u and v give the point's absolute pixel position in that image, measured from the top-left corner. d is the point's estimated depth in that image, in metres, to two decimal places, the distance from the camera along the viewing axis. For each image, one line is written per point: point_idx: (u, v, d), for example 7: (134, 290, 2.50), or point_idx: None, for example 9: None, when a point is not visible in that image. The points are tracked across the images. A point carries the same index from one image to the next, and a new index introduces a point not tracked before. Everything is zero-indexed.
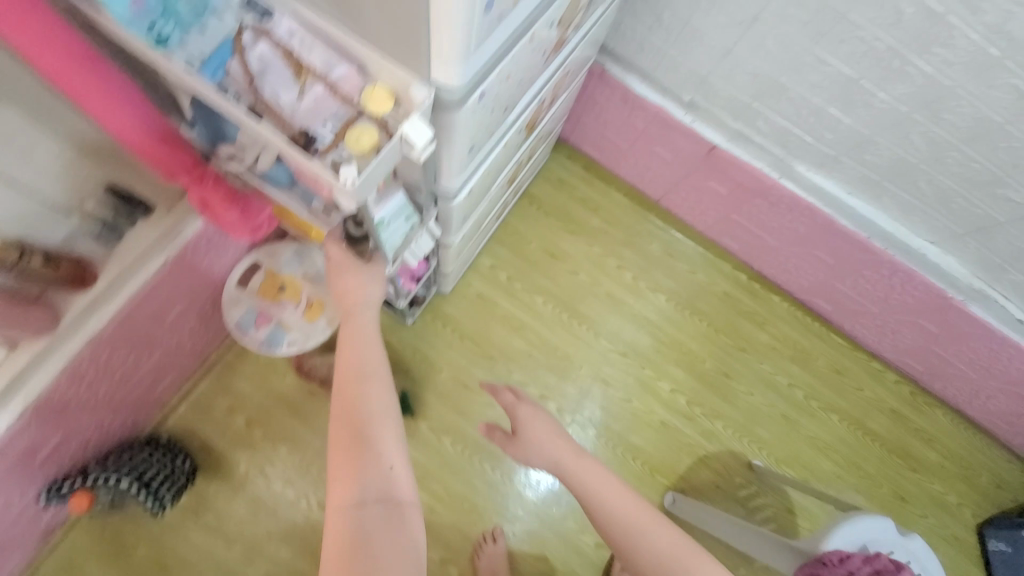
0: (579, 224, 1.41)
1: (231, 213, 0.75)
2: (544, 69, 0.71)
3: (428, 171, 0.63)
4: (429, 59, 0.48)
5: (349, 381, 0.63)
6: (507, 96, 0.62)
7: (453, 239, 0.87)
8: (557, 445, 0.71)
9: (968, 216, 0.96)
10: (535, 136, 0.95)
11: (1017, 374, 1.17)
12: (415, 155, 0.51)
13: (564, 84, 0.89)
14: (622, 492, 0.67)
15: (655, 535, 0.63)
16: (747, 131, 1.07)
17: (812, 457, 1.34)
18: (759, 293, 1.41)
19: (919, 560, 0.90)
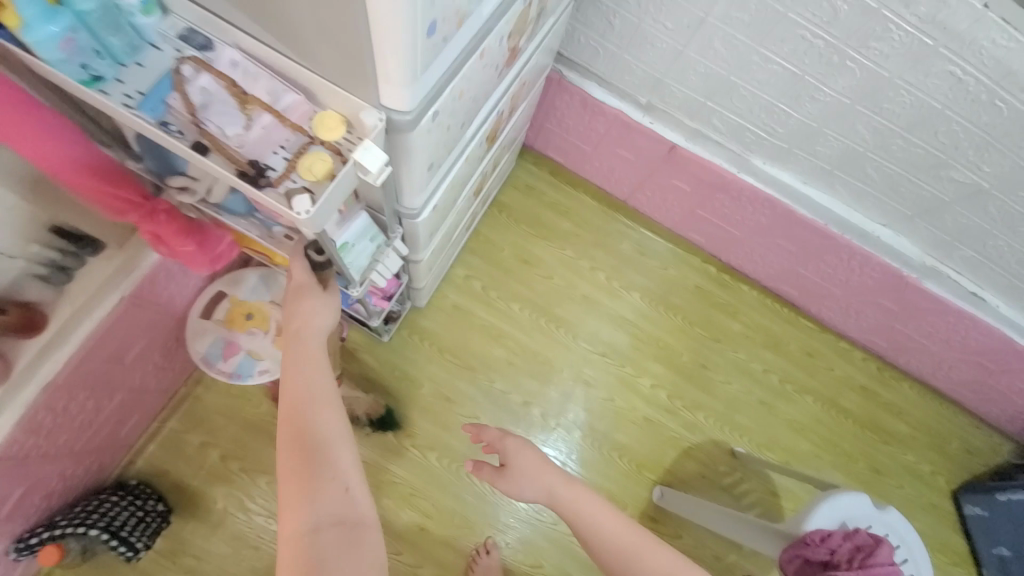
0: (550, 228, 1.42)
1: (187, 245, 0.73)
2: (499, 83, 0.72)
3: (388, 191, 0.63)
4: (376, 82, 0.48)
5: (297, 406, 0.61)
6: (463, 112, 0.63)
7: (423, 255, 0.87)
8: (548, 476, 0.73)
9: (915, 199, 1.00)
10: (496, 147, 0.96)
11: (972, 343, 1.23)
12: (371, 180, 0.52)
13: (522, 95, 0.90)
14: (615, 517, 0.70)
15: (649, 559, 0.66)
16: (704, 129, 1.10)
17: (791, 439, 1.37)
18: (729, 284, 1.44)
19: (900, 534, 0.91)
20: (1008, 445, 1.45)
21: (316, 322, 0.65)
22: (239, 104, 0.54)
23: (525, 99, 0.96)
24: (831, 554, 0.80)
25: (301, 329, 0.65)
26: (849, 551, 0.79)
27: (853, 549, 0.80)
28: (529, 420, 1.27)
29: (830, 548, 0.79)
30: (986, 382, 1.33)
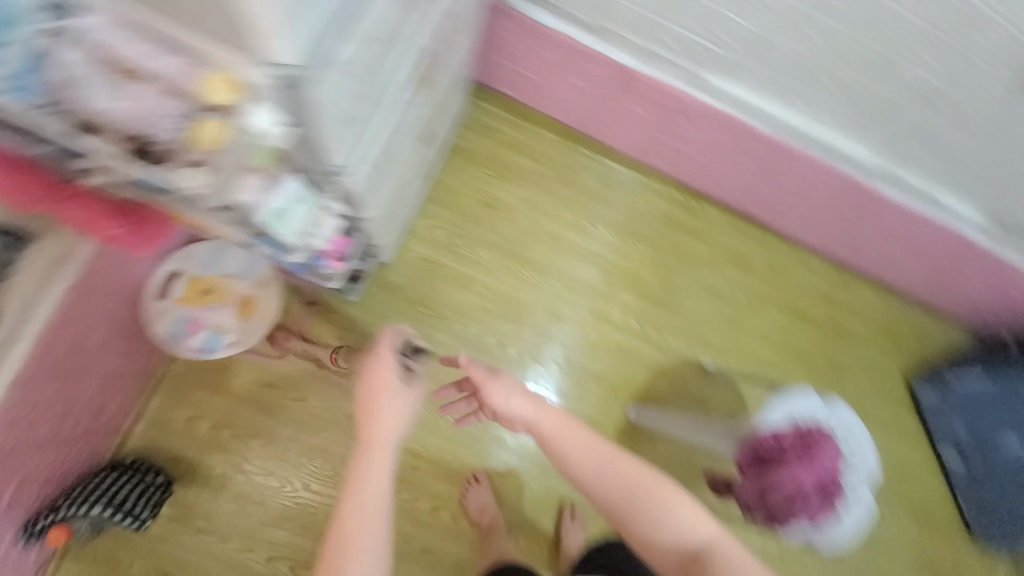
0: (511, 169, 1.39)
1: (119, 226, 0.70)
2: (415, 18, 0.66)
3: (305, 149, 0.61)
4: (253, 33, 0.44)
5: (361, 503, 0.72)
6: (371, 54, 0.58)
7: (370, 213, 0.84)
8: (528, 406, 0.77)
9: (868, 103, 0.98)
10: (436, 90, 0.90)
11: (926, 242, 1.26)
12: (265, 141, 0.55)
13: (453, 30, 0.84)
14: (589, 440, 0.75)
15: (616, 475, 0.73)
16: (654, 48, 1.04)
17: (757, 350, 1.45)
18: (695, 207, 1.45)
19: (856, 443, 0.95)
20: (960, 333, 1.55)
21: (390, 433, 0.77)
22: (115, 76, 0.53)
23: (459, 33, 0.89)
24: (780, 447, 0.87)
25: (376, 435, 0.77)
26: (797, 448, 0.85)
27: (802, 446, 0.86)
28: (508, 360, 1.32)
29: (780, 445, 0.87)
30: (940, 278, 1.38)
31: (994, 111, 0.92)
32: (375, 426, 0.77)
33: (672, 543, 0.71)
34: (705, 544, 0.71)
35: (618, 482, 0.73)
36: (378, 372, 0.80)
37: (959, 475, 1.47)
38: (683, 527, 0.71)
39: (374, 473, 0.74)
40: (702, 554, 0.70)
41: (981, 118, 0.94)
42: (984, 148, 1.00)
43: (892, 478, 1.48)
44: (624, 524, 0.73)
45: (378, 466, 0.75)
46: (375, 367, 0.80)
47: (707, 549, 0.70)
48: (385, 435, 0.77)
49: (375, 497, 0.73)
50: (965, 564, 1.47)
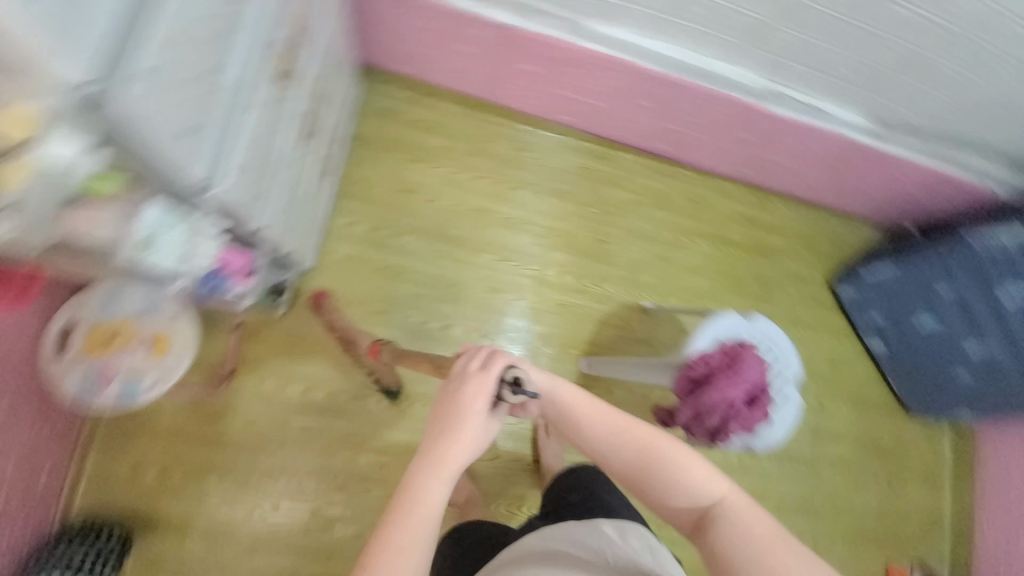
0: (422, 150, 1.35)
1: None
2: (236, 6, 0.58)
3: (147, 170, 0.56)
4: (20, 54, 0.38)
5: (411, 524, 0.59)
6: (197, 56, 0.52)
7: (258, 223, 0.78)
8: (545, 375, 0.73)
9: (743, 27, 0.99)
10: (303, 80, 0.82)
11: (825, 151, 1.32)
12: (71, 168, 0.50)
13: (303, 10, 0.76)
14: (602, 407, 0.71)
15: (624, 441, 0.68)
16: (530, 2, 1.01)
17: (690, 281, 1.52)
18: (609, 156, 1.48)
19: (778, 356, 1.02)
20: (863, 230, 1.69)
21: (463, 455, 0.65)
22: None
23: (315, 14, 0.82)
24: (707, 367, 0.94)
25: (448, 450, 0.64)
26: (722, 361, 0.93)
27: (726, 358, 0.93)
28: (457, 342, 1.31)
29: (707, 362, 0.94)
30: (841, 183, 1.48)
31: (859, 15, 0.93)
32: (448, 440, 0.65)
33: (684, 502, 0.65)
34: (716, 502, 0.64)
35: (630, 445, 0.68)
36: (463, 388, 0.68)
37: (887, 357, 1.62)
38: (695, 487, 0.65)
39: (432, 489, 0.61)
40: (712, 511, 0.63)
41: (849, 25, 0.95)
42: (858, 54, 1.02)
43: (829, 372, 1.62)
44: (637, 487, 0.68)
45: (437, 482, 0.62)
46: (465, 388, 0.67)
47: (720, 505, 0.63)
48: (457, 455, 0.64)
49: (428, 517, 0.60)
50: (901, 433, 1.64)
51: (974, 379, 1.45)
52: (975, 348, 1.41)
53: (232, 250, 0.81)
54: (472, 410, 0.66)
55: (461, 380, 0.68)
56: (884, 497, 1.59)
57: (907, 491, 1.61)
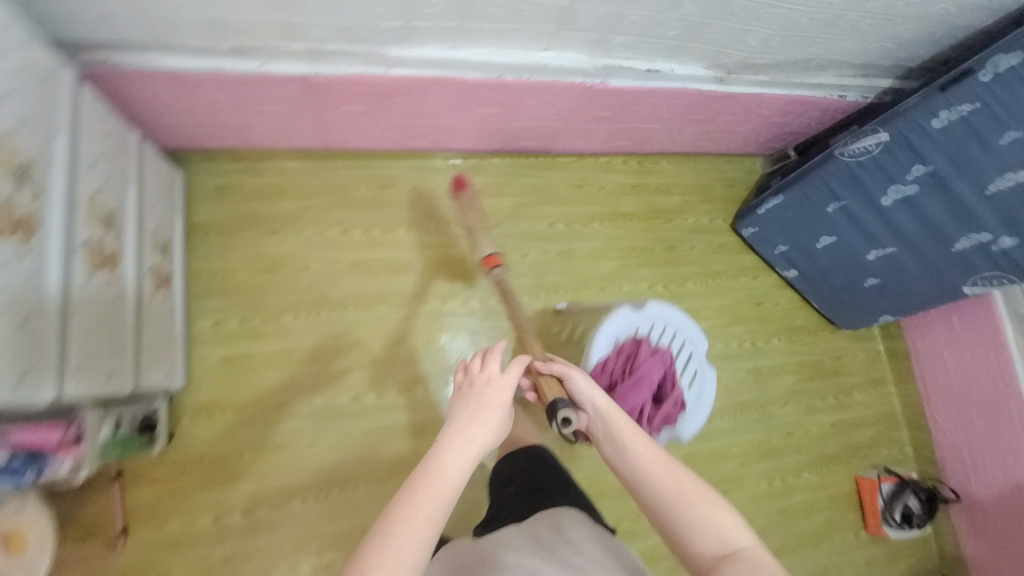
0: (275, 219, 1.23)
1: None
2: None
3: None
4: None
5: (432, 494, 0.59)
6: None
7: (48, 393, 0.69)
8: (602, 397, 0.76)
9: (545, 14, 0.93)
10: (49, 221, 0.70)
11: (681, 105, 1.29)
12: None
13: None
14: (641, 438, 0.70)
15: (659, 479, 0.66)
16: (315, 45, 0.90)
17: (597, 268, 1.48)
18: (480, 166, 1.42)
19: (682, 331, 1.01)
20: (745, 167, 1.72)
21: (483, 442, 0.65)
22: None
23: (36, 139, 0.68)
24: (610, 373, 0.94)
25: (471, 421, 0.66)
26: (620, 363, 0.94)
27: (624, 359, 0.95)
28: (373, 409, 1.21)
29: (606, 371, 0.93)
30: (711, 129, 1.46)
31: None
32: (473, 425, 0.65)
33: (706, 551, 0.61)
34: (736, 551, 0.60)
35: (666, 477, 0.66)
36: (493, 381, 0.69)
37: (801, 280, 1.65)
38: (718, 534, 0.62)
39: (454, 463, 0.62)
40: (730, 559, 0.59)
41: None
42: (670, 13, 0.98)
43: (756, 312, 1.63)
44: (661, 523, 0.65)
45: (457, 456, 0.62)
46: (495, 383, 0.69)
47: (739, 553, 0.60)
48: (480, 438, 0.64)
49: (448, 489, 0.60)
50: (834, 346, 1.70)
51: (882, 283, 1.50)
52: (875, 255, 1.45)
53: (26, 431, 0.75)
54: (498, 399, 0.68)
55: (484, 365, 0.71)
56: (834, 411, 1.64)
57: (852, 397, 1.67)
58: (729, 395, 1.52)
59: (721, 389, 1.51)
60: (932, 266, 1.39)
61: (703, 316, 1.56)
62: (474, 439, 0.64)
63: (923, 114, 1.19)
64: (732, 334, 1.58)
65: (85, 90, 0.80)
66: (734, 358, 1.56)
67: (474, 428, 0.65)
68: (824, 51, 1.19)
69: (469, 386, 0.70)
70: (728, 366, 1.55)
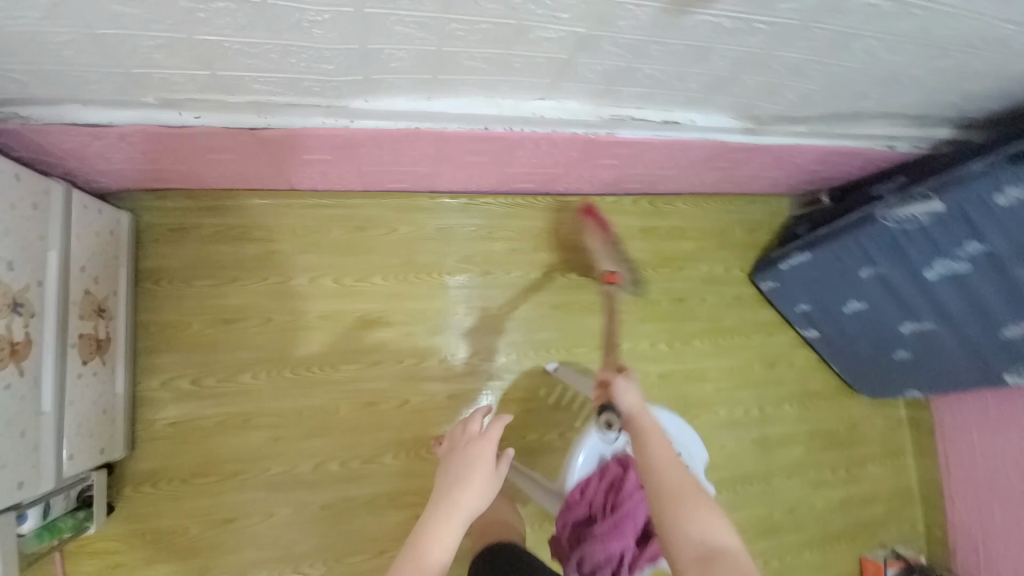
0: (235, 265, 1.11)
1: None
2: None
3: None
4: None
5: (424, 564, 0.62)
6: None
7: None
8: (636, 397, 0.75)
9: (538, 66, 0.76)
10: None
11: (699, 154, 1.11)
12: None
13: None
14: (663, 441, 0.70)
15: (667, 477, 0.66)
16: (258, 97, 0.76)
17: (594, 323, 1.34)
18: (469, 206, 1.26)
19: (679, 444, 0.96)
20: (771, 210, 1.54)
21: (472, 505, 0.68)
22: None
23: None
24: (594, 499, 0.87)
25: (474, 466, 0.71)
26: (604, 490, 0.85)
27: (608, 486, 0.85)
28: (336, 480, 1.11)
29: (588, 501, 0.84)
30: (734, 175, 1.29)
31: (669, 33, 0.70)
32: (462, 491, 0.69)
33: (694, 547, 0.60)
34: (721, 553, 0.60)
35: (674, 476, 0.66)
36: (475, 441, 0.73)
37: (822, 342, 1.49)
38: (709, 536, 0.61)
39: (443, 532, 0.64)
40: (718, 560, 0.59)
41: (666, 45, 0.73)
42: (693, 67, 0.80)
43: (768, 375, 1.49)
44: (657, 514, 0.65)
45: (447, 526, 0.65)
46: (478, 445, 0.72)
47: (728, 558, 0.59)
48: (467, 504, 0.68)
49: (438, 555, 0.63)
50: (851, 413, 1.56)
51: (914, 357, 1.34)
52: (909, 328, 1.29)
53: None
54: (482, 462, 0.70)
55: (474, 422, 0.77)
56: (843, 485, 1.52)
57: (865, 469, 1.55)
58: (729, 467, 1.41)
59: (721, 460, 1.40)
60: (973, 347, 1.23)
61: (708, 379, 1.42)
62: (462, 505, 0.67)
63: (986, 188, 1.00)
64: (738, 400, 1.45)
65: None
66: (738, 426, 1.44)
67: (461, 492, 0.68)
68: (875, 104, 1.00)
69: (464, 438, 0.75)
70: (731, 434, 1.42)
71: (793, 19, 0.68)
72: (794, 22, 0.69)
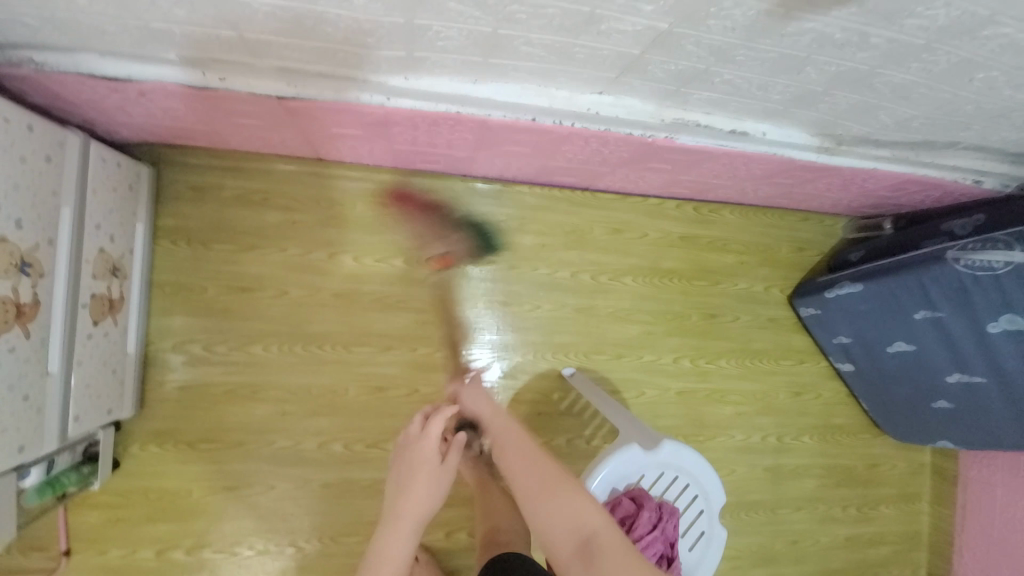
0: (253, 231, 1.06)
1: None
2: None
3: None
4: None
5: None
6: None
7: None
8: (486, 400, 0.73)
9: (602, 60, 0.67)
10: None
11: (763, 169, 1.01)
12: None
13: None
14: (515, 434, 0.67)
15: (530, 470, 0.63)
16: (292, 65, 0.69)
17: (618, 331, 1.28)
18: (503, 194, 1.19)
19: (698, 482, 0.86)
20: (823, 229, 1.43)
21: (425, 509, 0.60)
22: None
23: None
24: None
25: (417, 467, 0.61)
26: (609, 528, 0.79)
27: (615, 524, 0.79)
28: (338, 461, 1.10)
29: None
30: (794, 191, 1.18)
31: (765, 40, 0.60)
32: (409, 498, 0.60)
33: (566, 538, 0.58)
34: (593, 533, 0.58)
35: (531, 467, 0.63)
36: (417, 441, 0.63)
37: (855, 377, 1.40)
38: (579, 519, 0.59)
39: (393, 544, 0.58)
40: (589, 545, 0.57)
41: (757, 52, 0.63)
42: (782, 78, 0.70)
43: (792, 404, 1.42)
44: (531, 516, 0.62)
45: (397, 535, 0.58)
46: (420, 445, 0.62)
47: (596, 536, 0.58)
48: (417, 517, 0.59)
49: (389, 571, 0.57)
50: (873, 452, 1.49)
51: (954, 409, 1.26)
52: (956, 379, 1.20)
53: None
54: (426, 463, 0.61)
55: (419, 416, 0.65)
56: (852, 523, 1.47)
57: (878, 510, 1.49)
58: (738, 492, 1.37)
59: (730, 486, 1.35)
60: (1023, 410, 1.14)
61: (729, 401, 1.36)
62: (413, 513, 0.59)
63: None
64: (757, 426, 1.39)
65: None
66: (753, 452, 1.38)
67: (405, 500, 0.59)
68: (977, 136, 0.88)
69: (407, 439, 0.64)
70: (745, 460, 1.37)
71: (914, 39, 0.58)
72: (915, 42, 0.59)
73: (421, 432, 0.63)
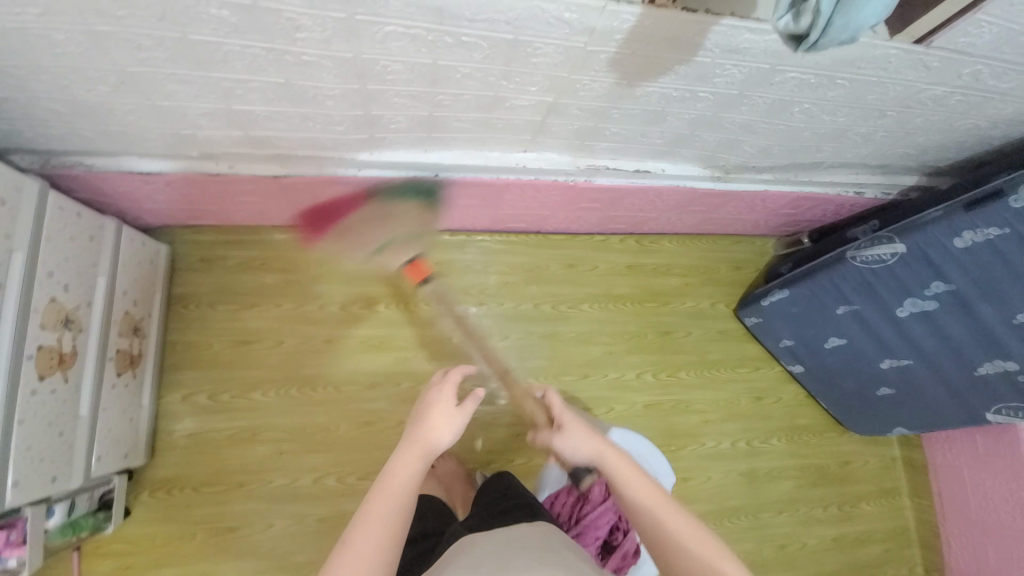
0: (252, 292, 1.24)
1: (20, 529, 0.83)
2: None
3: None
4: None
5: (383, 505, 0.62)
6: None
7: None
8: (592, 441, 0.72)
9: (517, 126, 0.89)
10: None
11: (673, 199, 1.22)
12: None
13: None
14: (636, 477, 0.70)
15: (664, 515, 0.68)
16: (283, 152, 0.90)
17: (582, 353, 1.42)
18: (467, 243, 1.38)
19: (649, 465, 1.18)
20: (754, 250, 1.63)
21: (437, 441, 0.68)
22: None
23: None
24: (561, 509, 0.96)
25: (435, 408, 0.69)
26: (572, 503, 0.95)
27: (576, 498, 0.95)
28: (332, 495, 1.19)
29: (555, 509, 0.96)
30: (713, 217, 1.39)
31: (627, 101, 0.82)
32: (426, 429, 0.68)
33: None
34: None
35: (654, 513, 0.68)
36: (439, 383, 0.72)
37: (807, 377, 1.52)
38: None
39: (406, 467, 0.65)
40: None
41: (626, 110, 0.85)
42: (654, 127, 0.92)
43: (754, 409, 1.52)
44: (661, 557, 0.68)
45: (410, 458, 0.66)
46: (437, 386, 0.71)
47: None
48: (433, 446, 0.67)
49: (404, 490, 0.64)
50: (842, 450, 1.57)
51: (897, 394, 1.37)
52: (889, 364, 1.33)
53: None
54: (446, 402, 0.70)
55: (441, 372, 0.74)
56: (835, 523, 1.51)
57: (860, 508, 1.54)
58: (716, 499, 1.43)
59: (707, 493, 1.43)
60: (951, 385, 1.26)
61: (694, 410, 1.47)
62: (431, 443, 0.67)
63: (945, 232, 1.08)
64: (724, 432, 1.48)
65: (54, 200, 0.83)
66: (725, 458, 1.47)
67: (422, 433, 0.67)
68: (833, 155, 1.10)
69: (433, 383, 0.73)
70: (718, 466, 1.46)
71: (730, 90, 0.80)
72: (733, 93, 0.81)
73: (443, 379, 0.73)
